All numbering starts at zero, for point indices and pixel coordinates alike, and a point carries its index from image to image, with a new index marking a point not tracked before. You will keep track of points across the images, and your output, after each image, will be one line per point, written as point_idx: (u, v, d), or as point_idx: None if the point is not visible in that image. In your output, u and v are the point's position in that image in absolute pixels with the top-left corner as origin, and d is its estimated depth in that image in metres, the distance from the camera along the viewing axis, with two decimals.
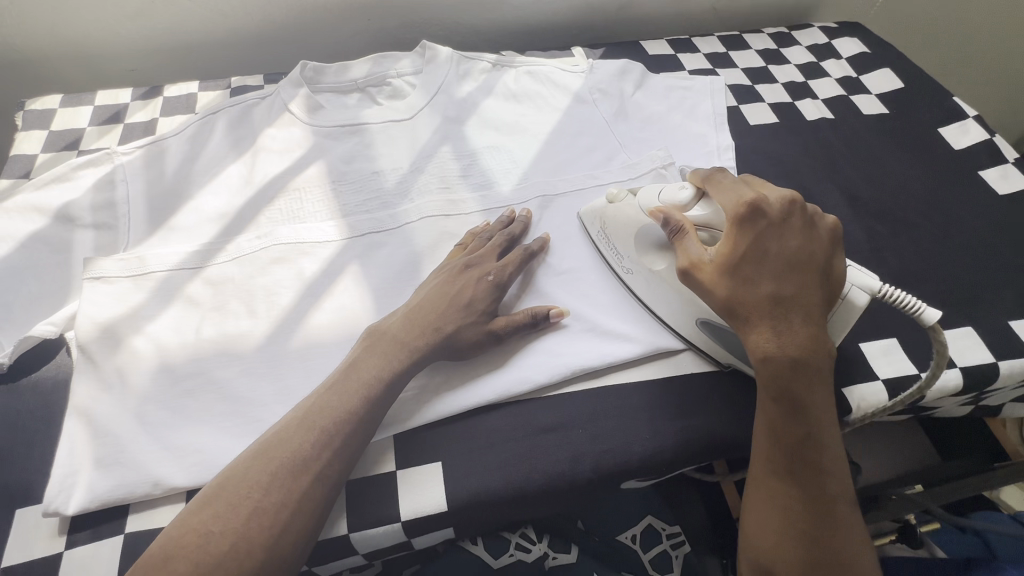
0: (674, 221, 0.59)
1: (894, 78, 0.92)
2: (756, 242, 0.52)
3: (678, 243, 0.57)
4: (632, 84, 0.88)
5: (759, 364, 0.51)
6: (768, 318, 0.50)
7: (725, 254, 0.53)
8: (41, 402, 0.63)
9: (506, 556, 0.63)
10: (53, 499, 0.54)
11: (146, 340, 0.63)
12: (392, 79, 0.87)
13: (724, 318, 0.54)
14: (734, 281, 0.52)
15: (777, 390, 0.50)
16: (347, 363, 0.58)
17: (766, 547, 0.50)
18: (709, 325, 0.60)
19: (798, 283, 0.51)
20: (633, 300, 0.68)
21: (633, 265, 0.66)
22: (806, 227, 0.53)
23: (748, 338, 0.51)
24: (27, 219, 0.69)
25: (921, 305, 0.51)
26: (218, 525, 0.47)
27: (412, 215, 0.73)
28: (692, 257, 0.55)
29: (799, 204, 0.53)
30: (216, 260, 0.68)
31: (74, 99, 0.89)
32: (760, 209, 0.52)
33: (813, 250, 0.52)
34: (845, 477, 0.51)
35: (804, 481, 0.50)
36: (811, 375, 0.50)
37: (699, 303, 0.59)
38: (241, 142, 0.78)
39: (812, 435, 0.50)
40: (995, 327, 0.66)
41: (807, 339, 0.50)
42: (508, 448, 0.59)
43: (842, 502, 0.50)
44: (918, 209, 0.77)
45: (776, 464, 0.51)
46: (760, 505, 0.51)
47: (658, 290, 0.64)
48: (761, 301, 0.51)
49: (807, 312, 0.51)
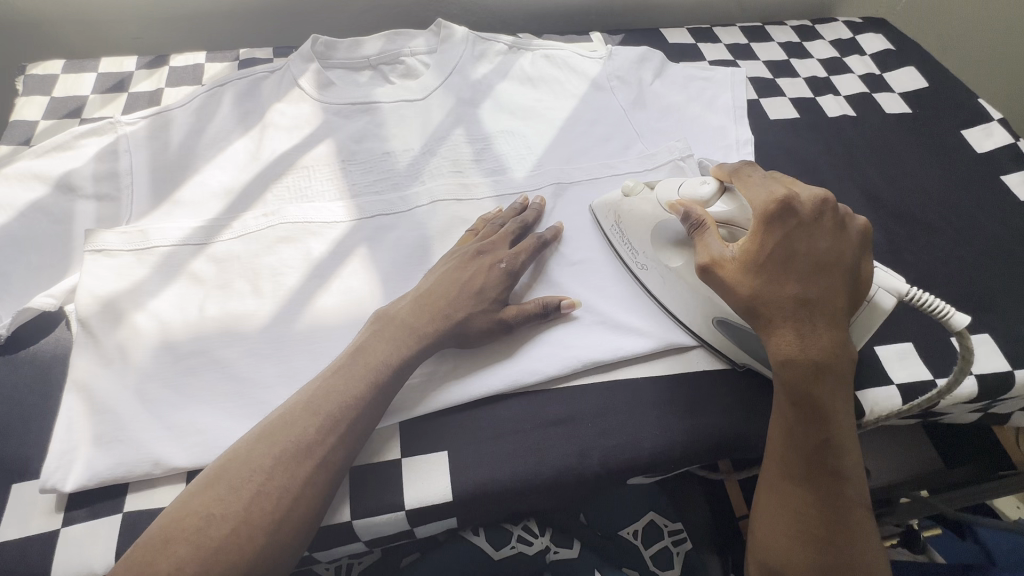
0: (694, 217, 0.57)
1: (917, 78, 0.91)
2: (785, 240, 0.51)
3: (699, 238, 0.55)
4: (652, 72, 0.86)
5: (779, 367, 0.50)
6: (791, 320, 0.49)
7: (750, 251, 0.51)
8: (38, 375, 0.61)
9: (508, 548, 0.62)
10: (51, 475, 0.53)
11: (148, 316, 0.61)
12: (406, 58, 0.84)
13: (744, 317, 0.52)
14: (758, 279, 0.51)
15: (796, 393, 0.49)
16: (351, 348, 0.57)
17: (778, 551, 0.50)
18: (725, 323, 0.59)
19: (826, 284, 0.50)
20: (645, 295, 0.67)
21: (648, 260, 0.65)
22: (837, 227, 0.52)
23: (770, 339, 0.50)
24: (27, 187, 0.67)
25: (950, 309, 0.50)
26: (218, 509, 0.46)
27: (424, 198, 0.71)
28: (712, 253, 0.53)
29: (831, 204, 0.52)
30: (221, 237, 0.66)
31: (76, 65, 0.86)
32: (792, 207, 0.51)
33: (842, 252, 0.51)
34: (860, 482, 0.50)
35: (821, 486, 0.49)
36: (832, 378, 0.50)
37: (716, 301, 0.59)
38: (249, 117, 0.76)
39: (830, 440, 0.49)
40: (1012, 336, 0.65)
41: (830, 342, 0.49)
42: (517, 441, 0.58)
43: (858, 507, 0.50)
44: (939, 212, 0.75)
45: (792, 467, 0.50)
46: (774, 508, 0.51)
47: (672, 286, 0.63)
48: (785, 301, 0.50)
49: (832, 315, 0.50)
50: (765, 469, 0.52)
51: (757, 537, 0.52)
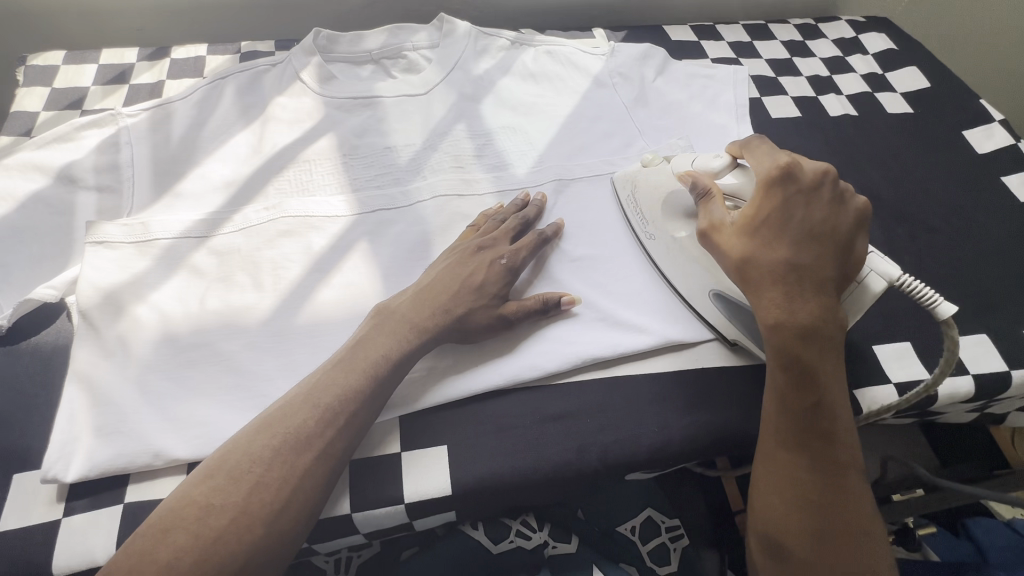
0: (701, 186, 0.58)
1: (919, 78, 0.91)
2: (783, 206, 0.52)
3: (703, 206, 0.58)
4: (654, 69, 0.86)
5: (770, 330, 0.51)
6: (781, 284, 0.51)
7: (748, 217, 0.53)
8: (40, 367, 0.61)
9: (506, 542, 0.63)
10: (52, 466, 0.53)
11: (149, 309, 0.61)
12: (408, 52, 0.84)
13: (737, 281, 0.54)
14: (752, 244, 0.52)
15: (786, 357, 0.50)
16: (354, 339, 0.57)
17: (772, 518, 0.50)
18: (722, 297, 0.61)
19: (817, 252, 0.51)
20: (651, 267, 0.69)
21: (657, 231, 0.66)
22: (835, 199, 0.53)
23: (759, 302, 0.52)
24: (27, 179, 0.66)
25: (938, 298, 0.51)
26: (219, 499, 0.46)
27: (424, 194, 0.71)
28: (713, 218, 0.56)
29: (832, 176, 0.53)
30: (222, 230, 0.66)
31: (76, 57, 0.86)
32: (791, 173, 0.52)
33: (836, 223, 0.52)
34: (853, 447, 0.51)
35: (813, 450, 0.50)
36: (824, 343, 0.50)
37: (718, 275, 0.60)
38: (251, 110, 0.76)
39: (822, 404, 0.50)
40: (1009, 336, 0.65)
41: (821, 307, 0.50)
42: (515, 432, 0.59)
43: (851, 472, 0.50)
44: (938, 213, 0.76)
45: (782, 432, 0.51)
46: (767, 475, 0.51)
47: (676, 256, 0.64)
48: (777, 265, 0.51)
49: (822, 281, 0.51)
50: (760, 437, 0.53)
51: (753, 506, 0.52)
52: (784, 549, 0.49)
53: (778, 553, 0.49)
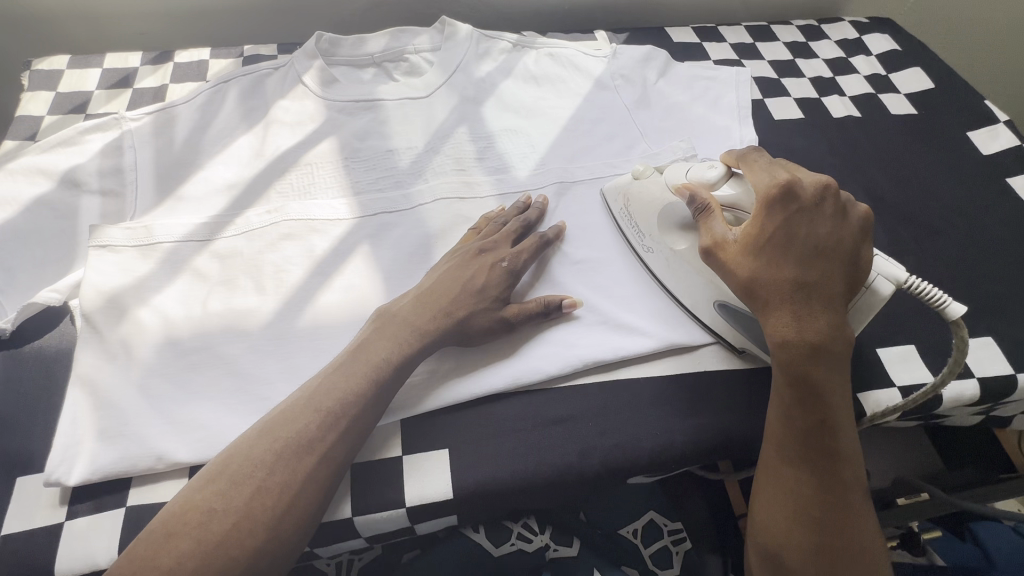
0: (700, 200, 0.58)
1: (923, 79, 0.90)
2: (786, 223, 0.51)
3: (703, 222, 0.57)
4: (656, 72, 0.86)
5: (776, 348, 0.51)
6: (788, 302, 0.50)
7: (751, 234, 0.53)
8: (43, 371, 0.62)
9: (507, 545, 0.62)
10: (54, 470, 0.53)
11: (152, 312, 0.61)
12: (409, 55, 0.84)
13: (743, 299, 0.54)
14: (756, 261, 0.52)
15: (794, 374, 0.50)
16: (354, 345, 0.57)
17: (775, 533, 0.50)
18: (726, 306, 0.60)
19: (822, 268, 0.51)
20: (649, 277, 0.69)
21: (654, 243, 0.66)
22: (837, 214, 0.53)
23: (766, 319, 0.51)
24: (31, 183, 0.67)
25: (947, 298, 0.50)
26: (220, 504, 0.46)
27: (426, 196, 0.72)
28: (715, 235, 0.55)
29: (833, 189, 0.53)
30: (225, 233, 0.67)
31: (82, 61, 0.86)
32: (792, 190, 0.52)
33: (841, 237, 0.52)
34: (858, 461, 0.51)
35: (818, 467, 0.49)
36: (829, 360, 0.50)
37: (718, 285, 0.60)
38: (253, 113, 0.76)
39: (827, 420, 0.50)
40: (1015, 338, 0.65)
41: (827, 323, 0.50)
42: (515, 439, 0.58)
43: (855, 487, 0.50)
44: (943, 214, 0.75)
45: (787, 448, 0.50)
46: (770, 489, 0.51)
47: (677, 269, 0.64)
48: (783, 283, 0.51)
49: (828, 296, 0.50)
50: (763, 453, 0.53)
51: (755, 518, 0.52)
52: (787, 565, 0.49)
53: (782, 568, 0.49)
